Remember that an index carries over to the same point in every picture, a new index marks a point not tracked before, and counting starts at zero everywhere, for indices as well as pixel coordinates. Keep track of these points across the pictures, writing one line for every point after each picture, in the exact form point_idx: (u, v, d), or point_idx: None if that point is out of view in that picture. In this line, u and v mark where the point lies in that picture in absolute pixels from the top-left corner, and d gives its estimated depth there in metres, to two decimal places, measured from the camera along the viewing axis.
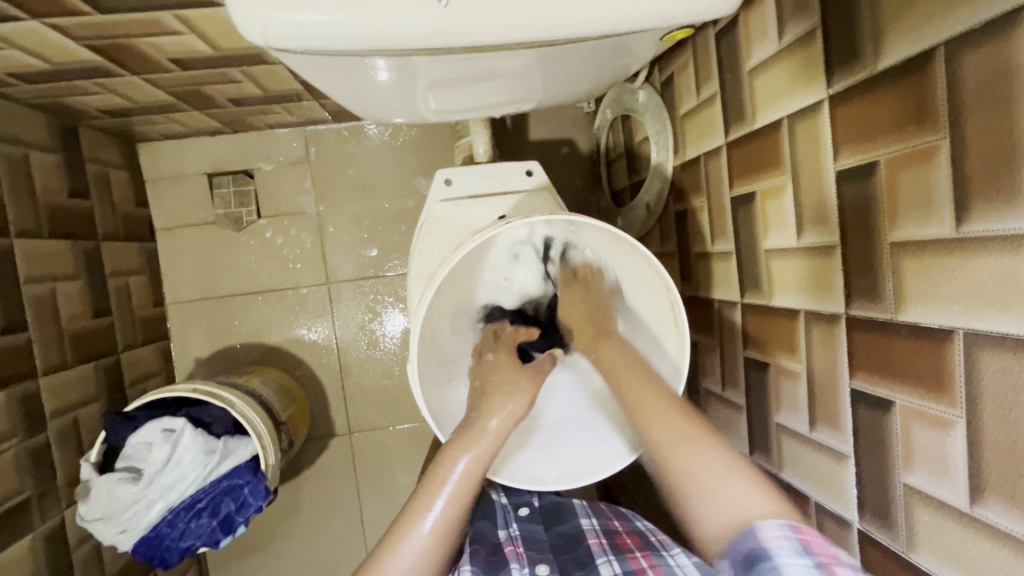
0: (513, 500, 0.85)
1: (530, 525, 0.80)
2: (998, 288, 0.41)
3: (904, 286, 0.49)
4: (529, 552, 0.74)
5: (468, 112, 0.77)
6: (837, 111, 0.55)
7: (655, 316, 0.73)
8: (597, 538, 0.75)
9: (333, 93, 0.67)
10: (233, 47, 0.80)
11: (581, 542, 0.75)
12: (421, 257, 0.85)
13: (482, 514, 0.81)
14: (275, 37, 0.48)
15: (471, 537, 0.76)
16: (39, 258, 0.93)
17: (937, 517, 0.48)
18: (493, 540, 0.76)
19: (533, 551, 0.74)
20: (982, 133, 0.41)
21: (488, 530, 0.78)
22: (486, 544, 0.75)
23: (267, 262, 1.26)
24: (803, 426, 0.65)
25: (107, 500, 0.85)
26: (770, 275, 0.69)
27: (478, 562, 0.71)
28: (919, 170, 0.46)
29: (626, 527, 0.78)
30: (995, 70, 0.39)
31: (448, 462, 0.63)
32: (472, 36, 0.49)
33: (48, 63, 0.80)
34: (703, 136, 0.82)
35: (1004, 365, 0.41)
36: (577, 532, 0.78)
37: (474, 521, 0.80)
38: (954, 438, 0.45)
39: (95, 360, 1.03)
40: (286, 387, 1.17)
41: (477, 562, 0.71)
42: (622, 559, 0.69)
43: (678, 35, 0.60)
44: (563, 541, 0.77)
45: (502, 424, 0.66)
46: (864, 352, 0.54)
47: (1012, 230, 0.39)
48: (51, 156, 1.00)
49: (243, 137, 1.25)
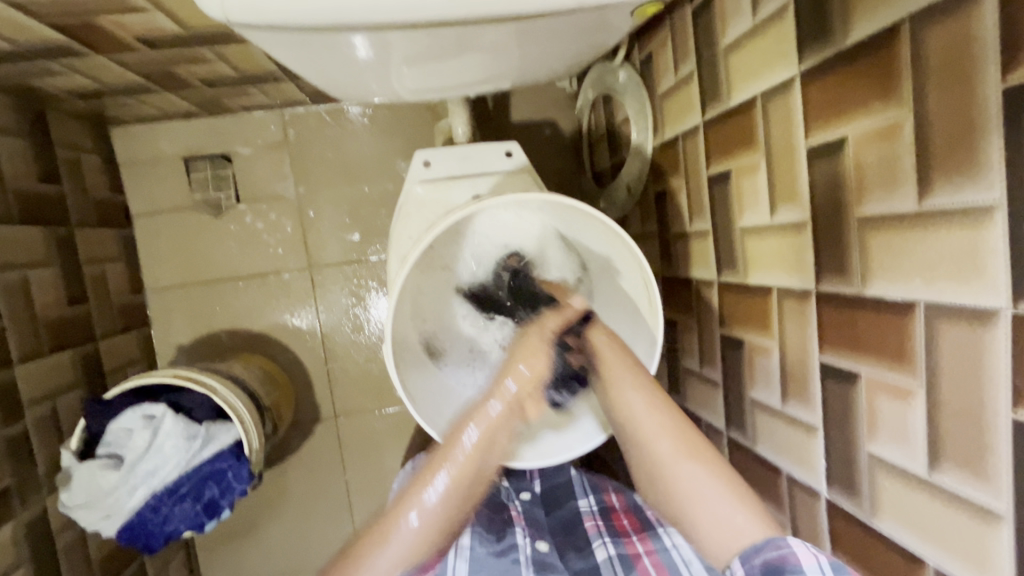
0: (514, 483, 0.85)
1: (531, 504, 0.81)
2: (957, 261, 0.42)
3: (870, 260, 0.50)
4: (529, 524, 0.76)
5: (444, 91, 0.77)
6: (808, 87, 0.55)
7: (629, 294, 0.74)
8: (593, 519, 0.77)
9: (304, 71, 0.66)
10: (202, 25, 0.78)
11: (578, 525, 0.77)
12: (400, 239, 0.84)
13: None
14: (235, 11, 0.48)
15: None
16: (10, 245, 0.91)
17: (899, 485, 0.50)
18: (491, 506, 0.78)
19: (532, 526, 0.76)
20: (944, 106, 0.41)
21: (487, 506, 0.80)
22: (485, 511, 0.77)
23: (248, 247, 1.24)
24: (775, 401, 0.67)
25: (87, 487, 0.85)
26: (745, 254, 0.70)
27: (478, 533, 0.73)
28: (885, 145, 0.47)
29: (623, 503, 0.80)
30: (957, 44, 0.40)
31: (427, 476, 0.61)
32: (442, 10, 0.48)
33: (10, 42, 0.78)
34: (681, 116, 0.82)
35: (962, 336, 0.42)
36: (575, 514, 0.79)
37: None
38: (915, 408, 0.47)
39: (72, 348, 1.02)
40: (270, 373, 1.17)
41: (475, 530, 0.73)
42: (617, 543, 0.72)
43: (651, 11, 0.59)
44: (561, 523, 0.78)
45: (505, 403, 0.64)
46: (832, 327, 0.56)
47: (970, 204, 0.40)
48: (19, 140, 0.97)
49: (218, 119, 1.23)
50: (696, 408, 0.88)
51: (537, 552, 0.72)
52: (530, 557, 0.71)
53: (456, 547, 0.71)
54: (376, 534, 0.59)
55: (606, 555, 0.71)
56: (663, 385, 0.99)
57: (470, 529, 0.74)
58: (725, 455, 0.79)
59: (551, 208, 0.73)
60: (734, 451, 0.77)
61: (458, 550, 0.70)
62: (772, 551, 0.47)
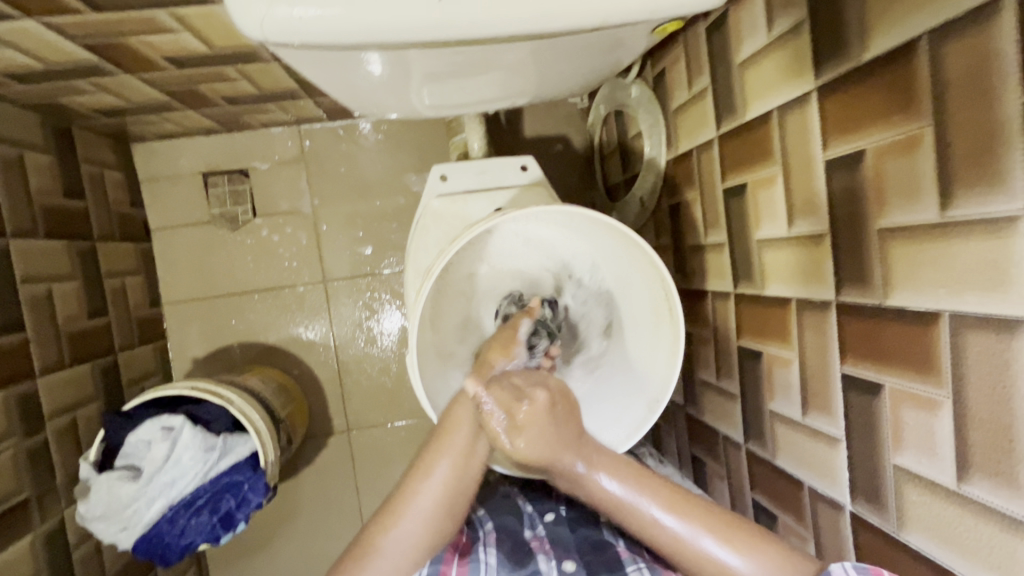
0: (539, 507, 0.83)
1: (557, 526, 0.78)
2: (982, 270, 0.42)
3: (891, 271, 0.50)
4: (557, 549, 0.74)
5: (463, 106, 0.78)
6: (826, 101, 0.56)
7: (649, 308, 0.74)
8: (626, 545, 0.73)
9: (329, 88, 0.67)
10: (227, 45, 0.81)
11: (608, 547, 0.73)
12: (418, 252, 0.86)
13: (508, 510, 0.82)
14: (272, 31, 0.48)
15: (497, 528, 0.78)
16: (35, 258, 0.93)
17: (926, 497, 0.49)
18: (518, 536, 0.77)
19: (559, 549, 0.74)
20: (965, 120, 0.42)
21: (514, 526, 0.78)
22: (512, 539, 0.76)
23: (264, 260, 1.26)
24: (796, 413, 0.66)
25: (106, 499, 0.86)
26: (761, 266, 0.70)
27: (504, 553, 0.72)
28: (906, 156, 0.47)
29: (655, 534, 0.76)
30: (978, 58, 0.40)
31: (427, 468, 0.64)
32: (468, 28, 0.50)
33: (43, 62, 0.80)
34: (695, 130, 0.83)
35: (988, 345, 0.42)
36: (604, 535, 0.76)
37: (499, 515, 0.80)
38: (941, 418, 0.47)
39: (92, 361, 1.03)
40: (284, 386, 1.17)
41: (502, 551, 0.73)
42: (653, 568, 0.68)
43: (670, 28, 0.61)
44: (589, 542, 0.75)
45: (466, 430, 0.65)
46: (855, 338, 0.55)
47: (994, 214, 0.40)
48: (45, 156, 1.00)
49: (237, 135, 1.25)
50: (713, 421, 0.87)
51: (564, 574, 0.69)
52: None
53: (483, 561, 0.70)
54: (383, 516, 0.63)
55: None
56: (678, 399, 0.99)
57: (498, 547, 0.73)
58: (744, 468, 0.79)
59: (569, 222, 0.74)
60: (753, 463, 0.77)
61: (484, 565, 0.70)
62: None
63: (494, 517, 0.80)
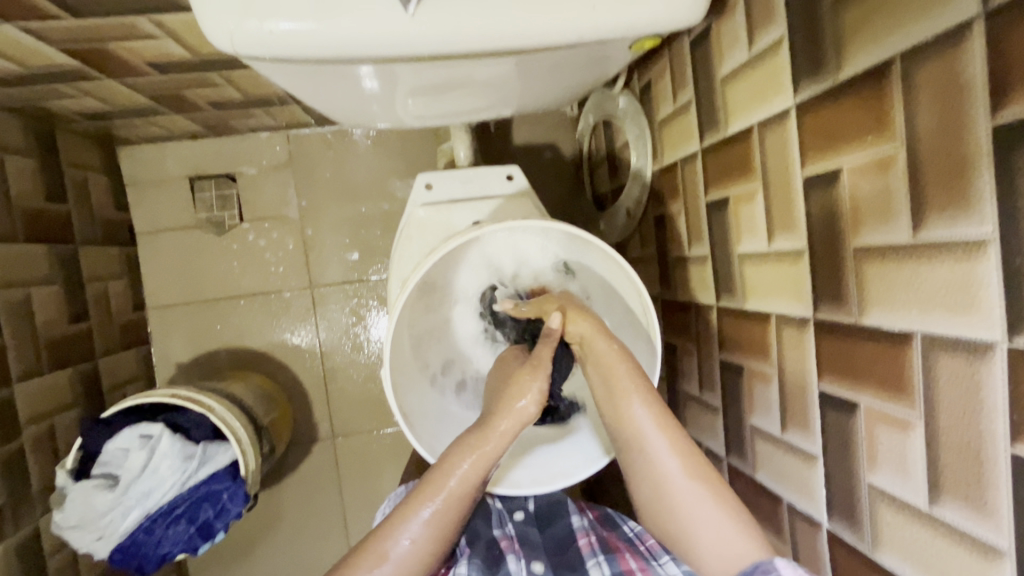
0: (506, 505, 0.81)
1: (526, 525, 0.77)
2: (952, 293, 0.42)
3: (866, 290, 0.50)
4: (524, 545, 0.73)
5: (447, 118, 0.77)
6: (804, 119, 0.56)
7: (629, 320, 0.73)
8: (587, 537, 0.74)
9: (310, 99, 0.66)
10: (210, 51, 0.80)
11: (571, 543, 0.74)
12: (401, 260, 0.85)
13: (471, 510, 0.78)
14: (244, 44, 0.48)
15: (462, 533, 0.74)
16: (14, 263, 0.92)
17: (900, 517, 0.49)
18: (486, 537, 0.74)
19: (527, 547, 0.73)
20: (935, 145, 0.42)
21: (479, 527, 0.76)
22: (480, 540, 0.73)
23: (250, 265, 1.25)
24: (775, 428, 0.66)
25: (81, 508, 0.84)
26: (743, 280, 0.70)
27: (477, 557, 0.70)
28: (880, 177, 0.47)
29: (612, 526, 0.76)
30: (947, 83, 0.40)
31: (439, 483, 0.63)
32: (443, 45, 0.50)
33: (24, 67, 0.79)
34: (679, 142, 0.84)
35: (959, 367, 0.42)
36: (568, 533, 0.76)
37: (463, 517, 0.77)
38: (913, 439, 0.47)
39: (71, 366, 1.02)
40: (269, 392, 1.17)
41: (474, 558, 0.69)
42: (611, 560, 0.68)
43: (649, 44, 0.61)
44: (555, 542, 0.76)
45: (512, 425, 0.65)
46: (832, 356, 0.55)
47: (963, 237, 0.40)
48: (28, 159, 0.99)
49: (225, 139, 1.25)
50: (696, 433, 0.87)
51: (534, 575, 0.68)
52: None
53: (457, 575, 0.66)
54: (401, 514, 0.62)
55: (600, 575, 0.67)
56: None
57: (470, 557, 0.69)
58: (726, 481, 0.79)
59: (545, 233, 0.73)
60: (734, 477, 0.77)
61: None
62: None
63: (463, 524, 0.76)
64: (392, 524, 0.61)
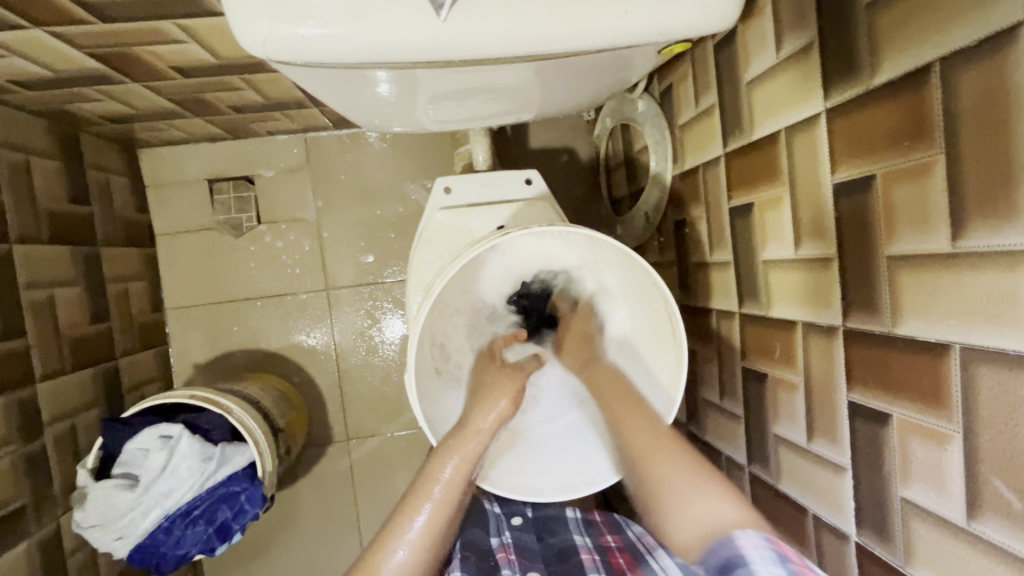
0: (505, 509, 0.83)
1: (523, 535, 0.78)
2: (995, 304, 0.41)
3: (901, 299, 0.49)
4: (524, 559, 0.72)
5: (468, 123, 0.77)
6: (835, 124, 0.55)
7: (652, 325, 0.73)
8: (589, 553, 0.72)
9: (333, 103, 0.67)
10: (234, 55, 0.81)
11: (572, 556, 0.72)
12: (420, 263, 0.85)
13: (474, 521, 0.79)
14: (274, 49, 0.48)
15: (462, 544, 0.73)
16: (38, 264, 0.93)
17: (935, 532, 0.48)
18: (484, 546, 0.74)
19: (525, 558, 0.72)
20: (978, 152, 0.41)
21: (481, 537, 0.75)
22: (477, 552, 0.72)
23: (268, 266, 1.26)
24: (801, 438, 0.65)
25: (102, 507, 0.85)
26: (768, 286, 0.69)
27: (469, 566, 0.68)
28: (917, 184, 0.46)
29: (618, 542, 0.75)
30: (992, 88, 0.39)
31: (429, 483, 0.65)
32: (470, 49, 0.50)
33: (52, 70, 0.81)
34: (701, 147, 0.83)
35: (1001, 380, 0.41)
36: (570, 545, 0.75)
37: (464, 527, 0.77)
38: (951, 452, 0.45)
39: (93, 366, 1.03)
40: (285, 394, 1.17)
41: (466, 569, 0.68)
42: None
43: (676, 49, 0.60)
44: (555, 554, 0.75)
45: (491, 424, 0.68)
46: (863, 365, 0.54)
47: (1008, 246, 0.39)
48: (53, 162, 1.00)
49: (244, 142, 1.26)
50: (716, 441, 0.86)
51: None
52: None
53: None
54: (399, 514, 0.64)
55: None
56: (681, 416, 0.98)
57: (463, 559, 0.69)
58: (747, 491, 0.78)
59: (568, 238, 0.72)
60: (756, 486, 0.76)
61: None
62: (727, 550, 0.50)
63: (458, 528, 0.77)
64: (389, 535, 0.62)
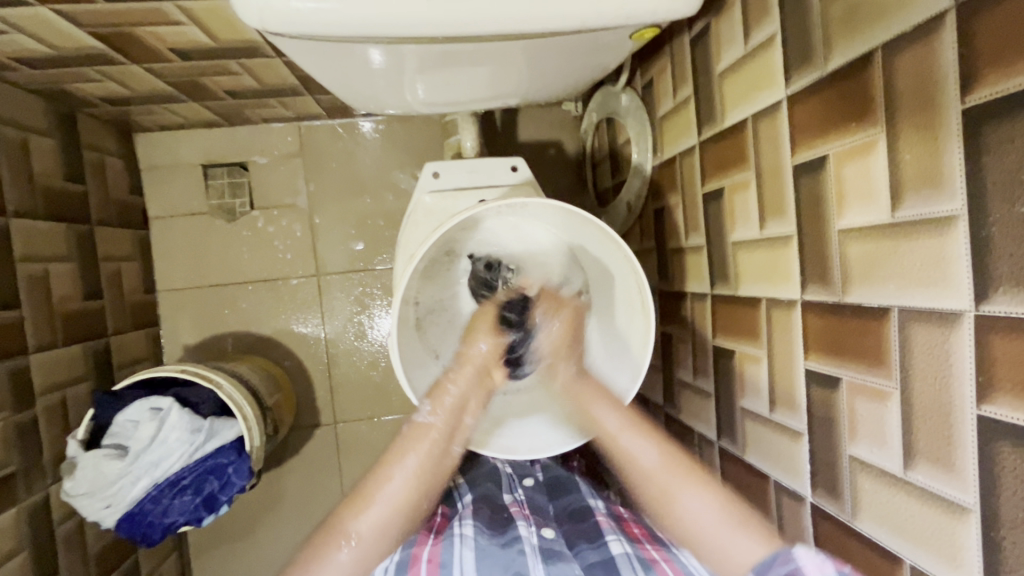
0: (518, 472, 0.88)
1: (535, 492, 0.82)
2: (927, 268, 0.44)
3: (850, 269, 0.53)
4: (536, 515, 0.76)
5: (455, 105, 0.81)
6: (794, 109, 0.59)
7: (626, 299, 0.78)
8: (605, 516, 0.75)
9: (326, 81, 0.70)
10: (231, 38, 0.84)
11: (589, 517, 0.75)
12: (407, 243, 0.89)
13: (487, 480, 0.84)
14: (272, 22, 0.51)
15: (476, 499, 0.79)
16: (33, 238, 0.95)
17: (878, 485, 0.52)
18: (497, 501, 0.79)
19: (538, 515, 0.77)
20: (912, 128, 0.45)
21: (493, 493, 0.81)
22: (489, 505, 0.77)
23: (259, 251, 1.28)
24: (764, 408, 0.69)
25: (92, 475, 0.87)
26: (736, 267, 0.73)
27: (482, 519, 0.74)
28: (863, 161, 0.50)
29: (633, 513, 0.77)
30: (923, 69, 0.43)
31: (393, 462, 0.66)
32: (454, 28, 0.53)
33: (53, 49, 0.83)
34: (678, 136, 0.87)
35: (932, 336, 0.44)
36: (585, 507, 0.78)
37: (478, 486, 0.83)
38: (890, 408, 0.49)
39: (84, 342, 1.05)
40: (273, 375, 1.19)
41: (480, 519, 0.74)
42: (632, 543, 0.68)
43: (647, 35, 0.64)
44: (567, 512, 0.78)
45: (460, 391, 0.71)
46: (818, 333, 0.58)
47: (939, 214, 0.43)
48: (50, 140, 1.02)
49: (238, 128, 1.28)
50: (689, 420, 0.90)
51: (544, 538, 0.71)
52: (536, 545, 0.70)
53: (459, 534, 0.70)
54: (356, 497, 0.65)
55: (622, 550, 0.67)
56: (658, 399, 1.01)
57: (476, 515, 0.75)
58: (717, 465, 0.81)
59: (536, 210, 0.77)
60: (724, 460, 0.79)
61: (458, 536, 0.69)
62: (780, 566, 0.53)
63: (473, 488, 0.83)
64: (358, 500, 0.65)
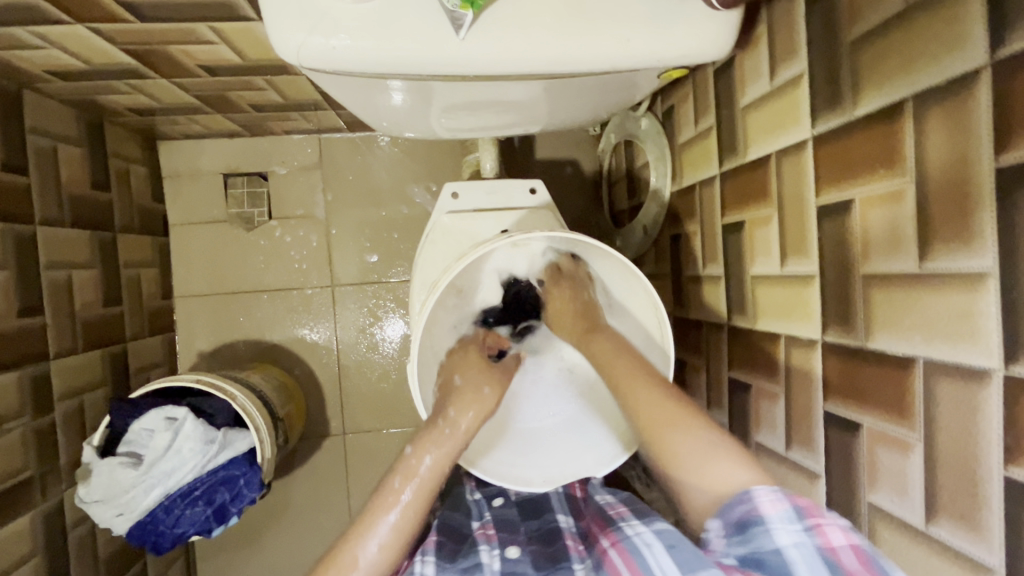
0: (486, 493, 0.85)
1: (505, 510, 0.81)
2: (955, 323, 0.44)
3: (874, 316, 0.52)
4: (498, 534, 0.75)
5: (478, 133, 0.81)
6: (820, 150, 0.59)
7: (645, 332, 0.77)
8: (573, 539, 0.74)
9: (353, 109, 0.71)
10: (259, 57, 0.85)
11: (557, 540, 0.74)
12: (425, 265, 0.89)
13: (455, 506, 0.82)
14: (307, 57, 0.52)
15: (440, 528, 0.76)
16: (58, 245, 0.97)
17: (898, 536, 0.51)
18: (462, 532, 0.76)
19: (503, 533, 0.76)
20: (944, 180, 0.44)
21: (459, 521, 0.78)
22: (454, 536, 0.75)
23: (275, 261, 1.30)
24: (781, 445, 0.68)
25: (106, 483, 0.88)
26: (755, 301, 0.73)
27: (445, 553, 0.71)
28: (890, 209, 0.50)
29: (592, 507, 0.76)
30: (956, 125, 0.43)
31: (386, 504, 0.65)
32: (484, 64, 0.54)
33: (86, 63, 0.85)
34: (698, 165, 0.87)
35: (958, 392, 0.44)
36: (555, 529, 0.77)
37: (445, 511, 0.81)
38: (913, 459, 0.49)
39: (103, 347, 1.06)
40: (285, 385, 1.20)
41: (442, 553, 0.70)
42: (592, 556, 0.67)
43: (674, 74, 0.64)
44: (541, 535, 0.76)
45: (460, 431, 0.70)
46: (838, 377, 0.58)
47: (970, 269, 0.42)
48: (78, 149, 1.04)
49: (260, 139, 1.30)
50: None
51: (507, 560, 0.70)
52: (497, 569, 0.69)
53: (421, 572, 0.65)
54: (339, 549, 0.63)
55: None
56: None
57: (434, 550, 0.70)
58: None
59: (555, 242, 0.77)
60: None
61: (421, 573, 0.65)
62: (740, 505, 0.51)
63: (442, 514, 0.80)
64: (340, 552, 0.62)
